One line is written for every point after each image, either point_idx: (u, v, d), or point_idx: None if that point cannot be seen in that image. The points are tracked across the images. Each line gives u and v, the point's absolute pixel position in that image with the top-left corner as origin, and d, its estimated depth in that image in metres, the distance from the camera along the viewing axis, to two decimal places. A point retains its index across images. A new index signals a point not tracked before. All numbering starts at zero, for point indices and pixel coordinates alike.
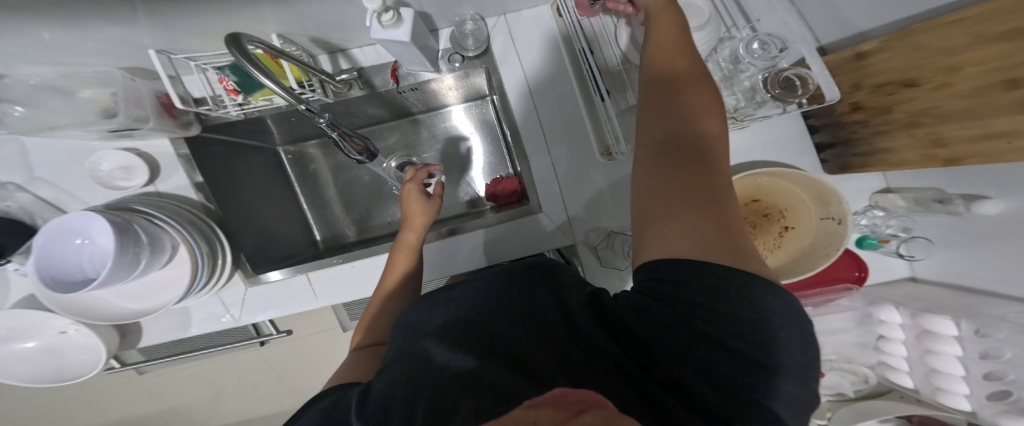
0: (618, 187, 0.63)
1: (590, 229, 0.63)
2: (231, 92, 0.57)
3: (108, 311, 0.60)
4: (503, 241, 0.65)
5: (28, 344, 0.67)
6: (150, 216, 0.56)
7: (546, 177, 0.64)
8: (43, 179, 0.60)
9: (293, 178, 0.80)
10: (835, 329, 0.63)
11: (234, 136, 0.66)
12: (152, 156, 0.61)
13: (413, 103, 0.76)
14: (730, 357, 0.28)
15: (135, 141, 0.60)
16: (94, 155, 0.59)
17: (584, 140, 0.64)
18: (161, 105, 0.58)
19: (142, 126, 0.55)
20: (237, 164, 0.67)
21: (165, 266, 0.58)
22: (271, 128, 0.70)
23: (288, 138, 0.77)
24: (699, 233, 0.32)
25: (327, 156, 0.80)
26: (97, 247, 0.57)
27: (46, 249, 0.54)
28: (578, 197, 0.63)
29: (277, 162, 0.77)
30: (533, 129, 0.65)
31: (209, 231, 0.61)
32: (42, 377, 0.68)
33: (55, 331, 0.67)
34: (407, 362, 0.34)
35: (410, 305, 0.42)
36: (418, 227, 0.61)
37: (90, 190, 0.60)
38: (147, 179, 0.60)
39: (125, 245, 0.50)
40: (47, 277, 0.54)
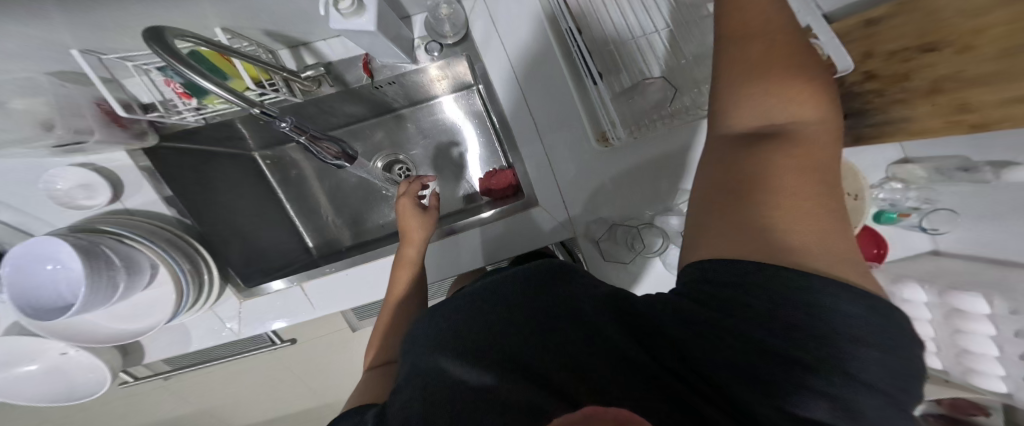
0: (622, 176, 0.58)
1: (595, 221, 0.58)
2: (182, 96, 0.53)
3: (98, 332, 0.55)
4: (502, 239, 0.61)
5: (30, 367, 0.62)
6: (121, 236, 0.52)
7: (540, 170, 0.59)
8: (1, 202, 0.56)
9: (275, 185, 0.76)
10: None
11: (201, 144, 0.62)
12: (111, 172, 0.56)
13: (393, 98, 0.72)
14: (780, 366, 0.24)
15: (89, 155, 0.56)
16: (47, 175, 0.55)
17: (577, 127, 0.59)
18: (105, 113, 0.53)
19: (86, 139, 0.51)
20: (211, 174, 0.63)
21: (147, 288, 0.54)
22: (242, 132, 0.67)
23: (262, 142, 0.73)
24: (769, 235, 0.27)
25: (307, 157, 0.76)
26: (70, 272, 0.49)
27: (15, 275, 0.47)
28: (575, 188, 0.59)
29: (254, 168, 0.73)
30: (522, 118, 0.60)
31: (189, 247, 0.57)
32: (50, 399, 0.64)
33: (55, 351, 0.63)
34: (419, 378, 0.30)
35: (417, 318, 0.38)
36: (417, 242, 0.57)
37: (53, 211, 0.56)
38: (111, 197, 0.55)
39: (96, 269, 0.46)
40: (25, 304, 0.47)
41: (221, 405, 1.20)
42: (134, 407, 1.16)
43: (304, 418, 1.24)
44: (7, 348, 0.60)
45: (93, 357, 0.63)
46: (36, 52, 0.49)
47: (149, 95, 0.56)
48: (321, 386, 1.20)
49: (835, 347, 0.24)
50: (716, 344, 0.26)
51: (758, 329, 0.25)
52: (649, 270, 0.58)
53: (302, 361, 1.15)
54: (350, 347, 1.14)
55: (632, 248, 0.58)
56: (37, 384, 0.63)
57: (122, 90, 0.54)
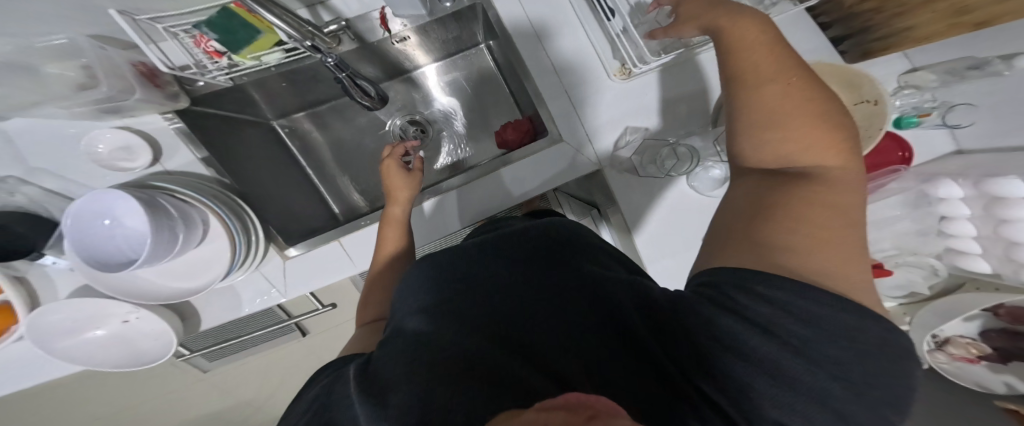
0: (640, 102, 0.61)
1: (615, 157, 0.60)
2: (214, 54, 0.57)
3: (160, 291, 0.58)
4: (501, 183, 0.62)
5: (96, 332, 0.61)
6: (173, 192, 0.55)
7: (559, 107, 0.61)
8: (44, 168, 0.58)
9: (295, 152, 0.78)
10: (889, 217, 0.60)
11: (222, 110, 0.64)
12: (150, 134, 0.59)
13: (405, 57, 0.74)
14: (741, 358, 0.25)
15: (124, 118, 0.58)
16: (88, 138, 0.58)
17: (593, 63, 0.61)
18: (142, 73, 0.56)
19: (128, 97, 0.54)
20: (235, 141, 0.65)
21: (201, 244, 0.57)
22: (258, 96, 0.69)
23: (278, 110, 0.74)
24: (771, 249, 0.29)
25: (323, 128, 0.79)
26: (125, 229, 0.55)
27: (78, 231, 0.52)
28: (596, 118, 0.61)
29: (274, 136, 0.75)
30: (539, 58, 0.62)
31: (235, 205, 0.60)
32: (120, 365, 0.63)
33: (117, 320, 0.62)
34: (405, 344, 0.31)
35: (412, 282, 0.38)
36: (402, 201, 0.60)
37: (96, 175, 0.59)
38: (151, 157, 0.58)
39: (159, 220, 0.49)
40: (89, 257, 0.53)
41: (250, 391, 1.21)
42: (168, 401, 1.19)
43: None
44: (71, 315, 0.58)
45: (155, 324, 0.62)
46: (72, 11, 0.52)
47: (183, 58, 0.59)
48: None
49: (789, 329, 0.26)
50: (690, 331, 0.28)
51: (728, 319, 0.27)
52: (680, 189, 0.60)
53: (328, 345, 1.18)
54: None
55: (661, 172, 0.59)
56: (103, 350, 0.62)
57: (159, 54, 0.55)
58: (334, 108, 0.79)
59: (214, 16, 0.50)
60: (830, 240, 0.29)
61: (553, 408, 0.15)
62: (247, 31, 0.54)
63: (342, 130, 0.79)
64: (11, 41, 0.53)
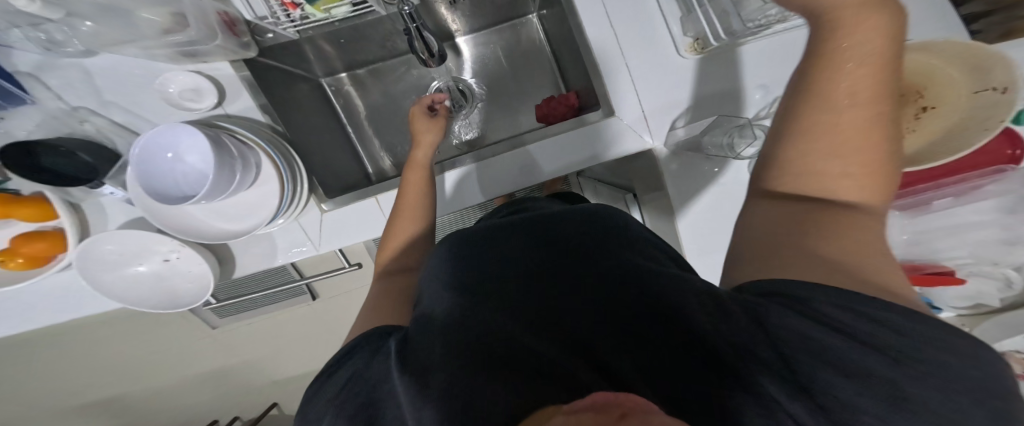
0: (698, 78, 0.60)
1: (673, 135, 0.59)
2: (290, 7, 0.57)
3: (206, 230, 0.59)
4: (542, 154, 0.62)
5: (139, 268, 0.62)
6: (233, 131, 0.57)
7: (619, 79, 0.61)
8: (116, 103, 0.61)
9: (338, 109, 0.79)
10: (974, 222, 0.56)
11: (283, 64, 0.67)
12: (216, 79, 0.61)
13: (453, 22, 0.75)
14: (828, 369, 0.23)
15: (197, 64, 0.60)
16: (161, 78, 0.60)
17: (659, 36, 0.61)
18: (224, 22, 0.55)
19: (207, 42, 0.54)
20: (286, 90, 0.67)
21: (252, 188, 0.58)
22: (311, 54, 0.71)
23: (326, 68, 0.76)
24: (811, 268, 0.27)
25: (365, 95, 0.81)
26: (184, 166, 0.57)
27: (142, 159, 0.53)
28: (656, 94, 0.60)
29: (321, 93, 0.77)
30: (602, 28, 0.61)
31: (287, 155, 0.61)
32: (154, 305, 0.63)
33: (158, 259, 0.62)
34: (443, 329, 0.33)
35: (449, 266, 0.39)
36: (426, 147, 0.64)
37: (162, 112, 0.61)
38: (216, 101, 0.59)
39: (221, 156, 0.50)
40: (150, 189, 0.55)
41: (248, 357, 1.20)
42: (165, 361, 1.17)
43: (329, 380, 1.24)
44: (120, 246, 0.60)
45: (197, 264, 0.62)
46: None
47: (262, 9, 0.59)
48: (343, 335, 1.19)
49: (866, 332, 0.23)
50: (758, 331, 0.26)
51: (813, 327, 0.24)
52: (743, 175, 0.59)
53: (337, 313, 1.19)
54: None
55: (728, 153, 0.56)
56: (140, 286, 0.63)
57: (244, 4, 0.58)
58: (374, 71, 0.80)
59: None
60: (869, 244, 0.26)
61: (583, 411, 0.18)
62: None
63: (379, 95, 0.81)
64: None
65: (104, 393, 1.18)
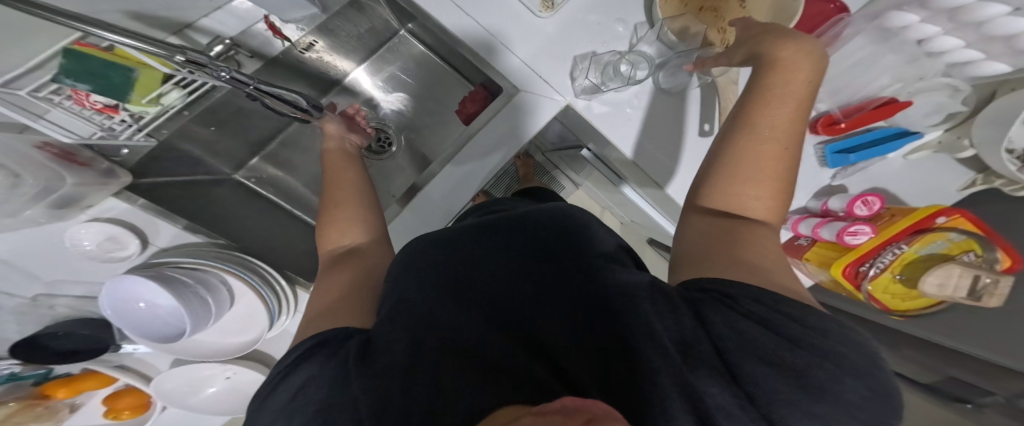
0: (570, 30, 0.61)
1: (579, 85, 0.60)
2: (105, 110, 0.48)
3: (228, 346, 0.67)
4: (474, 169, 0.62)
5: (211, 388, 0.78)
6: (176, 263, 0.57)
7: (503, 63, 0.60)
8: (59, 282, 0.61)
9: (272, 197, 0.80)
10: (867, 56, 0.55)
11: (181, 174, 0.64)
12: (120, 219, 0.55)
13: (330, 63, 0.74)
14: (760, 361, 0.27)
15: (87, 211, 0.54)
16: (68, 238, 0.55)
17: (520, 9, 0.61)
18: (59, 156, 0.50)
19: (62, 184, 0.49)
20: (212, 199, 0.67)
21: (234, 302, 0.62)
22: (204, 153, 0.68)
23: (234, 163, 0.76)
24: (728, 263, 0.35)
25: (289, 169, 0.81)
26: (157, 308, 0.59)
27: (124, 318, 0.58)
28: (544, 64, 0.60)
29: (242, 188, 0.77)
30: (462, 19, 0.60)
31: (246, 262, 0.62)
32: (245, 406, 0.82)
33: (221, 377, 0.77)
34: (420, 349, 0.34)
35: (418, 285, 0.39)
36: (356, 192, 0.60)
37: (100, 270, 0.60)
38: (140, 241, 0.56)
39: (179, 290, 0.53)
40: (151, 338, 0.60)
41: None
42: None
43: None
44: (184, 382, 0.75)
45: (247, 373, 0.75)
46: None
47: (86, 126, 0.48)
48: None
49: (781, 324, 0.29)
50: (706, 326, 0.30)
51: (754, 326, 0.29)
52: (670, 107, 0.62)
53: None
54: None
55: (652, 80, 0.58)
56: (222, 398, 0.80)
57: (54, 129, 0.44)
58: (285, 142, 0.81)
59: (80, 57, 0.43)
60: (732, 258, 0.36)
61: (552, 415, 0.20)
62: (119, 72, 0.45)
63: (301, 162, 0.82)
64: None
65: None
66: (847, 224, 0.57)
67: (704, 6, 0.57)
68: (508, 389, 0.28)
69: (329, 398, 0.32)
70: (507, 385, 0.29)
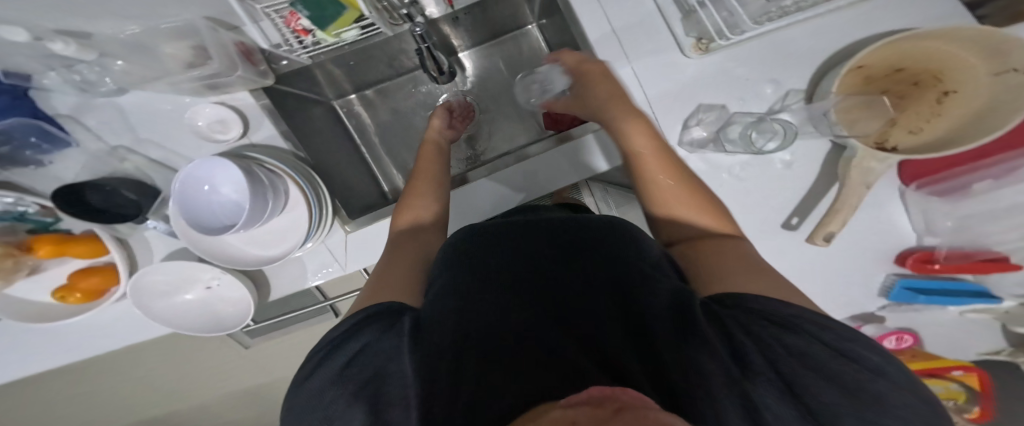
0: (709, 79, 0.66)
1: (688, 134, 0.66)
2: (300, 32, 0.62)
3: (249, 257, 0.70)
4: (532, 172, 0.71)
5: (186, 296, 0.77)
6: (261, 161, 0.65)
7: (630, 86, 0.67)
8: (150, 141, 0.67)
9: (351, 130, 0.93)
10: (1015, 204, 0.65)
11: (296, 88, 0.75)
12: (239, 108, 0.68)
13: (462, 34, 0.87)
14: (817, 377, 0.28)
15: (220, 94, 0.67)
16: (191, 112, 0.66)
17: (665, 41, 0.67)
18: (242, 51, 0.63)
19: (231, 73, 0.61)
20: (309, 119, 0.78)
21: (283, 212, 0.69)
22: (321, 79, 0.80)
23: (337, 92, 0.89)
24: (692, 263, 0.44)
25: (371, 110, 0.94)
26: (219, 196, 0.66)
27: (183, 196, 0.61)
28: (659, 89, 0.67)
29: (334, 114, 0.90)
30: (606, 35, 0.68)
31: (312, 180, 0.70)
32: (202, 329, 0.79)
33: (201, 286, 0.77)
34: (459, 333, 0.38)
35: (460, 275, 0.44)
36: (428, 174, 0.71)
37: (193, 144, 0.67)
38: (242, 131, 0.66)
39: (256, 184, 0.60)
40: (196, 225, 0.63)
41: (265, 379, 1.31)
42: (188, 390, 1.27)
43: None
44: (166, 279, 0.74)
45: (235, 288, 0.77)
46: None
47: (276, 37, 0.66)
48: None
49: (835, 351, 0.29)
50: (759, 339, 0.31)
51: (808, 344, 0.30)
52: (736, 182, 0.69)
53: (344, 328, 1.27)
54: None
55: (749, 150, 0.66)
56: (189, 311, 0.78)
57: (260, 32, 0.64)
58: (380, 90, 0.94)
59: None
60: (757, 281, 0.37)
61: (585, 404, 0.23)
62: (335, 7, 0.57)
63: (385, 116, 0.95)
64: (139, 23, 0.62)
65: (119, 413, 1.29)
66: None
67: (889, 91, 0.61)
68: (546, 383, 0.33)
69: (383, 367, 0.37)
70: (544, 374, 0.34)
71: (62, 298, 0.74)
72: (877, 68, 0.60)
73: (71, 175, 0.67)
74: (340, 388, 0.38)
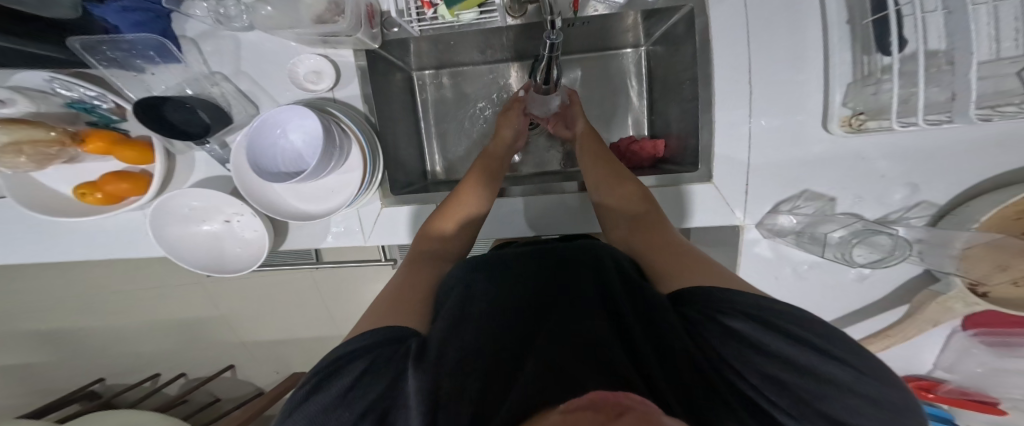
0: (817, 164, 0.63)
1: (768, 218, 0.65)
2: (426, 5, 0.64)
3: (285, 206, 0.70)
4: (564, 204, 0.76)
5: (202, 226, 0.73)
6: (338, 119, 0.65)
7: (736, 144, 0.64)
8: (245, 73, 0.67)
9: (418, 102, 0.93)
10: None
11: (390, 55, 0.76)
12: (338, 65, 0.67)
13: (572, 38, 0.85)
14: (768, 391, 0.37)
15: (325, 47, 0.66)
16: (294, 58, 0.66)
17: (802, 104, 0.62)
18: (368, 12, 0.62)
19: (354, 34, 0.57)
20: (390, 88, 0.78)
21: (337, 172, 0.69)
22: (414, 48, 0.81)
23: (421, 64, 0.89)
24: (649, 254, 0.55)
25: (438, 90, 0.94)
26: (287, 141, 0.66)
27: (256, 131, 0.61)
28: (767, 158, 0.64)
29: (409, 84, 0.90)
30: (736, 85, 0.64)
31: (376, 152, 0.70)
32: (201, 265, 0.74)
33: (221, 218, 0.74)
34: (460, 344, 0.43)
35: (455, 298, 0.50)
36: (475, 183, 0.74)
37: (280, 87, 0.67)
38: (332, 85, 0.67)
39: (328, 142, 0.60)
40: (255, 165, 0.62)
41: (247, 307, 1.35)
42: (178, 292, 1.33)
43: (327, 328, 1.38)
44: (194, 204, 0.71)
45: (253, 230, 0.74)
46: None
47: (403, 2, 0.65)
48: (329, 327, 1.36)
49: (774, 371, 0.37)
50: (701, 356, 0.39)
51: (752, 362, 0.38)
52: (786, 273, 0.68)
53: (336, 283, 1.29)
54: (384, 276, 1.27)
55: (844, 260, 0.63)
56: (199, 242, 0.74)
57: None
58: (459, 73, 0.94)
59: None
60: (705, 272, 0.47)
61: (588, 410, 0.25)
62: None
63: (453, 98, 0.95)
64: None
65: (103, 292, 1.33)
66: None
67: None
68: (544, 376, 0.35)
69: (388, 392, 0.41)
70: (546, 366, 0.36)
71: (82, 195, 0.70)
72: None
73: (162, 89, 0.67)
74: (343, 412, 0.40)
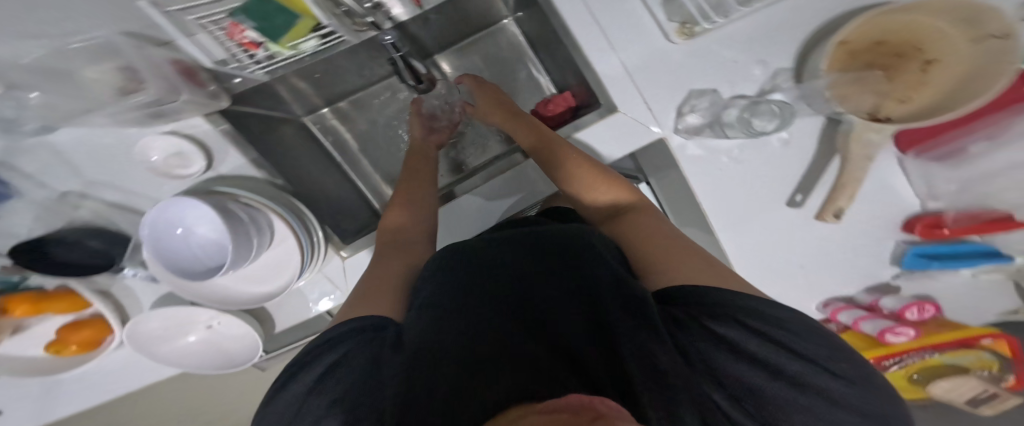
0: (688, 61, 0.63)
1: (681, 122, 0.64)
2: (250, 46, 0.54)
3: (241, 295, 0.70)
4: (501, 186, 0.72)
5: (189, 338, 0.75)
6: (236, 197, 0.63)
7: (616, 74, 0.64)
8: (104, 183, 0.65)
9: (327, 145, 0.89)
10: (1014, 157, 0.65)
11: (259, 109, 0.70)
12: (197, 138, 0.65)
13: (436, 36, 0.83)
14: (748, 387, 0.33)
15: (169, 123, 0.64)
16: (138, 147, 0.63)
17: (642, 20, 0.63)
18: (181, 71, 0.58)
19: (176, 98, 0.58)
20: (280, 141, 0.75)
21: (271, 246, 0.67)
22: (286, 95, 0.76)
23: (307, 108, 0.85)
24: (629, 246, 0.50)
25: (348, 124, 0.90)
26: (197, 235, 0.64)
27: (159, 241, 0.60)
28: (642, 70, 0.64)
29: (306, 131, 0.86)
30: (580, 19, 0.64)
31: (298, 211, 0.68)
32: (217, 366, 0.78)
33: (202, 326, 0.75)
34: (438, 327, 0.39)
35: (431, 283, 0.46)
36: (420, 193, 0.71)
37: (155, 182, 0.66)
38: (204, 163, 0.65)
39: (235, 227, 0.57)
40: (179, 272, 0.63)
41: None
42: None
43: None
44: (162, 325, 0.71)
45: (237, 326, 0.75)
46: (93, 23, 0.51)
47: (219, 52, 0.54)
48: None
49: (745, 373, 0.34)
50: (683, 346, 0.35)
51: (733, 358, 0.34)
52: (731, 172, 0.67)
53: None
54: None
55: (749, 133, 0.64)
56: (196, 352, 0.76)
57: (198, 47, 0.52)
58: (355, 102, 0.90)
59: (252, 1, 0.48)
60: (691, 267, 0.42)
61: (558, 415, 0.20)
62: (286, 16, 0.51)
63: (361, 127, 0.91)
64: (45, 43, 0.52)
65: None
66: (892, 324, 0.69)
67: (876, 63, 0.57)
68: (518, 375, 0.31)
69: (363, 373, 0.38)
70: (518, 366, 0.32)
71: (56, 352, 0.70)
72: (863, 36, 0.56)
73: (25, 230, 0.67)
74: (317, 400, 0.38)
